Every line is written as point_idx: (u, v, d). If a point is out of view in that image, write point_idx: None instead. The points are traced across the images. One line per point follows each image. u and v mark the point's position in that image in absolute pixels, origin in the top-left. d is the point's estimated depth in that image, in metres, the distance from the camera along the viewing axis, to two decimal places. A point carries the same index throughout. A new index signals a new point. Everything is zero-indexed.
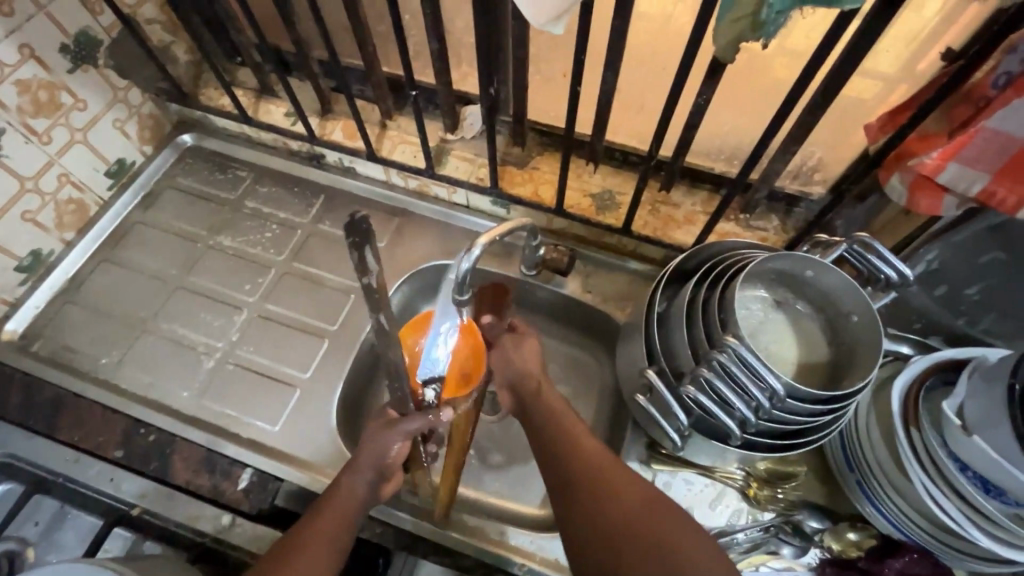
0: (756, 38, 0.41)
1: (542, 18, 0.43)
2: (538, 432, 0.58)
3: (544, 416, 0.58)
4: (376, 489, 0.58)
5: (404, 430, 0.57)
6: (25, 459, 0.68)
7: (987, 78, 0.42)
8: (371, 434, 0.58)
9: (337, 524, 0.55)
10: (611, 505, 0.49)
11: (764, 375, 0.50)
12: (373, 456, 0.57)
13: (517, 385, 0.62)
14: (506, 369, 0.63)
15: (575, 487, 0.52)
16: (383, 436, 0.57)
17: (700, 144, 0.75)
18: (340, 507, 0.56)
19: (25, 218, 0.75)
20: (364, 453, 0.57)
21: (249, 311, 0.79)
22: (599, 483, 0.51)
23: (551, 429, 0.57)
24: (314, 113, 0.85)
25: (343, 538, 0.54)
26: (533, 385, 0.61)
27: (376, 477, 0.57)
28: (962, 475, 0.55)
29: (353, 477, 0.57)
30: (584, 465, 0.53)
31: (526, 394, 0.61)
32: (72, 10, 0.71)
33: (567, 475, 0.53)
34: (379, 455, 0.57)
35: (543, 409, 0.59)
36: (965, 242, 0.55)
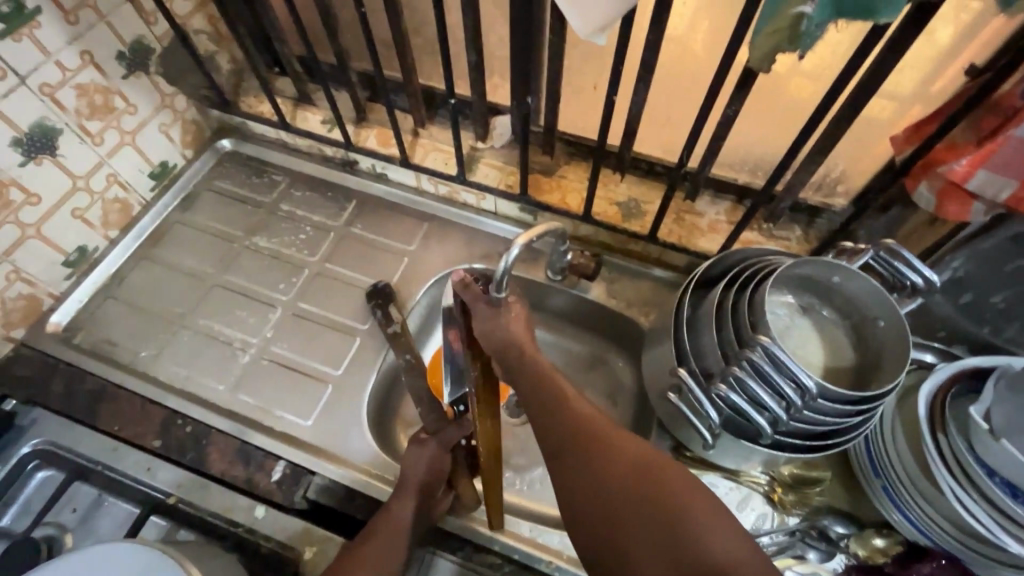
0: (793, 50, 0.43)
1: (587, 29, 0.45)
2: (530, 398, 0.56)
3: (531, 380, 0.56)
4: (425, 509, 0.62)
5: (438, 439, 0.66)
6: (67, 447, 0.71)
7: (1014, 89, 0.43)
8: (411, 454, 0.65)
9: (384, 548, 0.58)
10: (614, 475, 0.48)
11: (797, 374, 0.51)
12: (418, 473, 0.63)
13: (500, 353, 0.57)
14: (490, 339, 0.56)
15: (573, 456, 0.50)
16: (425, 455, 0.65)
17: (725, 155, 0.78)
18: (387, 530, 0.59)
19: (75, 215, 0.78)
20: (408, 462, 0.64)
21: (282, 309, 0.81)
22: (598, 453, 0.49)
23: (546, 399, 0.55)
24: (349, 121, 0.89)
25: (394, 554, 0.58)
26: (520, 353, 0.57)
27: (422, 496, 0.62)
28: (990, 481, 0.55)
29: (402, 499, 0.61)
30: (581, 435, 0.51)
31: (514, 365, 0.57)
32: (129, 20, 0.75)
33: (568, 445, 0.51)
34: (417, 470, 0.64)
35: (527, 373, 0.57)
36: (991, 250, 0.56)
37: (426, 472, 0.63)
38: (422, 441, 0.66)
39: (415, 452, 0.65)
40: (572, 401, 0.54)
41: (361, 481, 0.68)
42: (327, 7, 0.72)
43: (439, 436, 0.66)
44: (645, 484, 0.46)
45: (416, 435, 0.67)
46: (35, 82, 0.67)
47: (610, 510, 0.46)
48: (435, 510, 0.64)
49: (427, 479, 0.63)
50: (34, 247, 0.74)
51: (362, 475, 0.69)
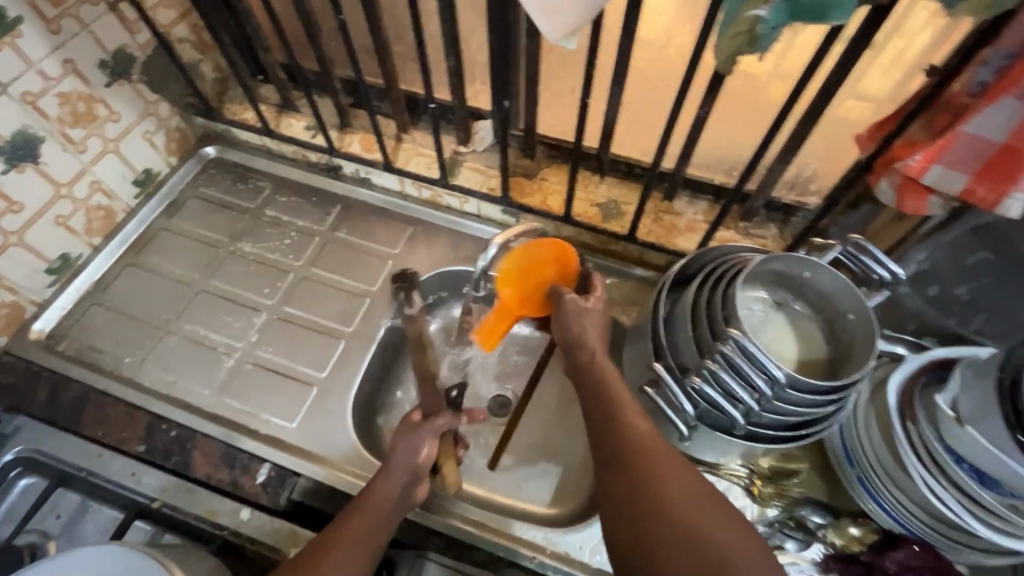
0: (753, 52, 0.44)
1: (557, 34, 0.46)
2: (593, 397, 0.58)
3: (595, 379, 0.60)
4: (409, 491, 0.60)
5: (428, 430, 0.62)
6: (49, 454, 0.70)
7: (963, 87, 0.45)
8: (403, 436, 0.62)
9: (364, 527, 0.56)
10: (665, 500, 0.48)
11: (768, 366, 0.53)
12: (406, 455, 0.61)
13: (571, 351, 0.64)
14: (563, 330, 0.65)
15: (624, 471, 0.52)
16: (416, 438, 0.62)
17: (701, 156, 0.80)
18: (371, 510, 0.57)
19: (57, 222, 0.78)
20: (398, 443, 0.62)
21: (267, 313, 0.82)
22: (652, 474, 0.50)
23: (606, 409, 0.57)
24: (333, 126, 0.90)
25: (374, 538, 0.56)
26: (590, 353, 0.62)
27: (406, 482, 0.60)
28: (958, 467, 0.57)
29: (383, 484, 0.59)
30: (636, 452, 0.52)
31: (581, 362, 0.62)
32: (112, 29, 0.76)
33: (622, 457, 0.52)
34: (408, 458, 0.60)
35: (593, 376, 0.60)
36: (952, 243, 0.58)
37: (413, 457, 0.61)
38: (416, 427, 0.62)
39: (408, 431, 0.62)
40: (632, 419, 0.55)
41: (346, 481, 0.69)
42: (308, 15, 0.73)
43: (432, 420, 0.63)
44: (693, 515, 0.47)
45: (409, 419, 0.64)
46: (16, 90, 0.68)
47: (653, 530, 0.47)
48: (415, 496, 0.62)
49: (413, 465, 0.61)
50: (15, 254, 0.74)
51: (347, 476, 0.69)
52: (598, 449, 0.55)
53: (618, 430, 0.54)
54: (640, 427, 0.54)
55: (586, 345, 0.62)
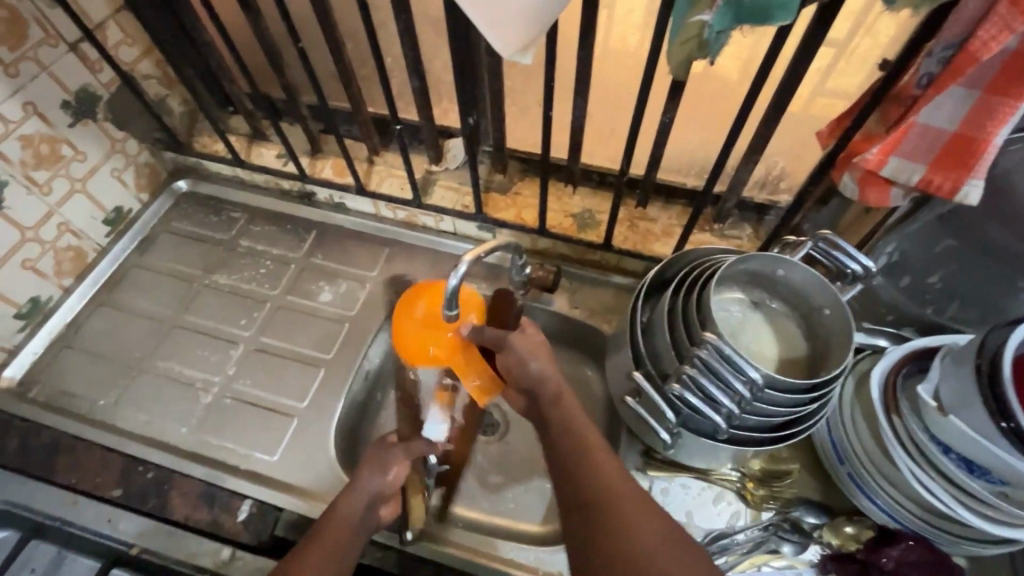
0: (704, 57, 0.44)
1: (510, 48, 0.45)
2: (556, 439, 0.56)
3: (561, 422, 0.57)
4: (373, 512, 0.60)
5: (403, 448, 0.64)
6: (21, 504, 0.68)
7: (911, 80, 0.45)
8: (372, 454, 0.63)
9: (334, 546, 0.54)
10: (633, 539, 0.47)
11: (745, 368, 0.52)
12: (375, 472, 0.61)
13: (535, 391, 0.60)
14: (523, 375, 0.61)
15: (591, 513, 0.50)
16: (387, 457, 0.63)
17: (671, 161, 0.80)
18: (339, 527, 0.56)
19: (25, 266, 0.77)
20: (366, 462, 0.63)
21: (244, 345, 0.81)
22: (621, 517, 0.49)
23: (572, 448, 0.55)
24: (304, 153, 0.90)
25: (346, 552, 0.54)
26: (557, 393, 0.59)
27: (371, 499, 0.60)
28: (946, 457, 0.57)
29: (349, 498, 0.59)
30: (600, 490, 0.51)
31: (545, 402, 0.59)
32: (73, 69, 0.75)
33: (587, 498, 0.51)
34: (377, 472, 0.62)
35: (562, 415, 0.57)
36: (921, 233, 0.58)
37: (380, 475, 0.61)
38: (385, 447, 0.64)
39: (378, 452, 0.64)
40: (596, 455, 0.54)
41: None
42: (270, 45, 0.73)
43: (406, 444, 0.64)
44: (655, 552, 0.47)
45: (382, 441, 0.66)
46: None
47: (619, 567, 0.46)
48: (380, 518, 0.61)
49: (382, 481, 0.61)
50: None
51: None
52: (564, 488, 0.53)
53: (585, 466, 0.53)
54: (606, 464, 0.53)
55: (554, 383, 0.59)
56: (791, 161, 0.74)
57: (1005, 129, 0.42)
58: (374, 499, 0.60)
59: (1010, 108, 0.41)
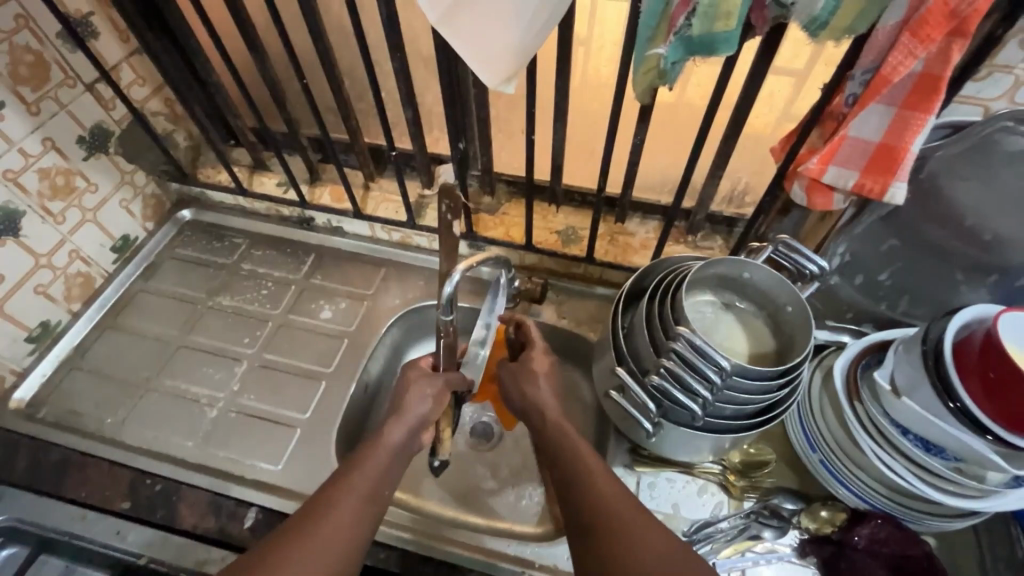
0: (664, 84, 0.51)
1: (496, 80, 0.53)
2: (560, 464, 0.57)
3: (562, 449, 0.58)
4: (410, 442, 0.62)
5: (444, 378, 0.67)
6: (30, 521, 0.70)
7: (840, 100, 0.52)
8: (416, 381, 0.67)
9: (369, 472, 0.57)
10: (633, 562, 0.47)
11: (716, 357, 0.57)
12: (421, 399, 0.65)
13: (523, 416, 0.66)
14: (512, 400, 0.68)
15: (594, 537, 0.50)
16: (426, 387, 0.66)
17: (645, 180, 0.87)
18: (378, 459, 0.58)
19: (38, 292, 0.81)
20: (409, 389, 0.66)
21: (248, 362, 0.84)
22: (594, 484, 0.54)
23: (565, 451, 0.58)
24: (304, 181, 0.96)
25: (379, 480, 0.57)
26: (543, 418, 0.63)
27: (414, 425, 0.63)
28: (904, 438, 0.62)
29: (397, 426, 0.61)
30: (601, 515, 0.51)
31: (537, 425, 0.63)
32: (89, 107, 0.81)
33: (589, 524, 0.51)
34: (419, 397, 0.65)
35: (561, 443, 0.59)
36: (866, 235, 0.65)
37: (422, 403, 0.65)
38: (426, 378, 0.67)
39: (417, 380, 0.67)
40: (599, 480, 0.54)
41: None
42: (275, 82, 0.80)
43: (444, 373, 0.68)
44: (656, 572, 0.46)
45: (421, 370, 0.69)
46: None
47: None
48: (421, 443, 0.65)
49: (425, 409, 0.64)
50: None
51: None
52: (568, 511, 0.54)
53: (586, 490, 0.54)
54: (609, 490, 0.53)
55: (540, 410, 0.63)
56: (753, 177, 0.82)
57: (920, 139, 0.49)
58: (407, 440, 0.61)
59: (922, 120, 0.48)
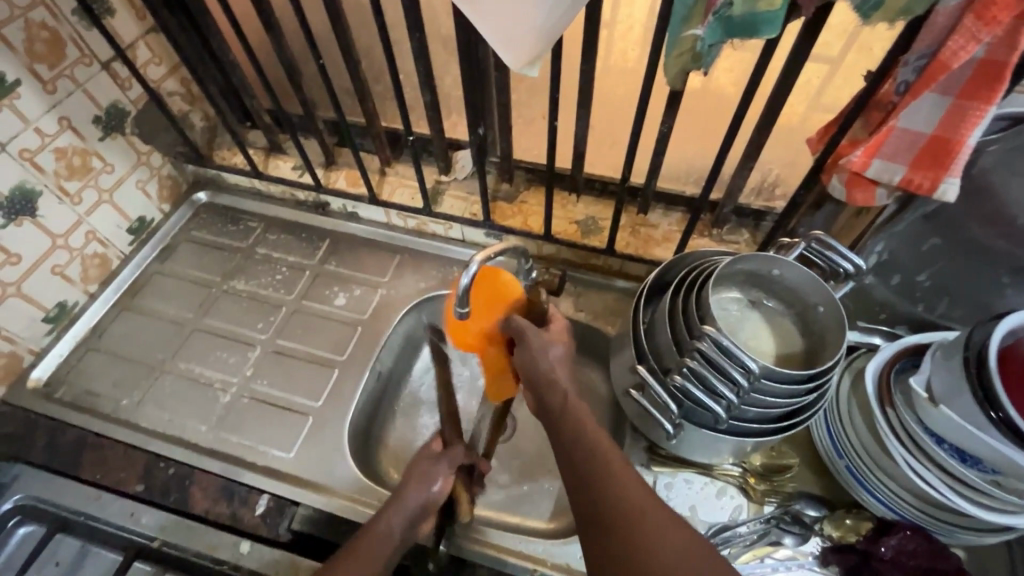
0: (698, 68, 0.48)
1: (519, 62, 0.50)
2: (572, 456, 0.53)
3: (575, 439, 0.54)
4: (411, 530, 0.60)
5: (447, 461, 0.66)
6: (48, 500, 0.71)
7: (890, 87, 0.48)
8: (422, 466, 0.65)
9: (369, 563, 0.55)
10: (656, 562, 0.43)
11: (743, 359, 0.54)
12: (422, 486, 0.63)
13: (539, 390, 0.60)
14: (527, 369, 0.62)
15: (609, 530, 0.47)
16: (430, 471, 0.64)
17: (670, 170, 0.84)
18: (375, 545, 0.56)
19: (54, 272, 0.81)
20: (413, 473, 0.64)
21: (261, 347, 0.84)
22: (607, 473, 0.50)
23: (574, 438, 0.54)
24: (319, 165, 0.94)
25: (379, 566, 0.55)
26: (560, 399, 0.58)
27: (413, 514, 0.61)
28: (940, 448, 0.59)
29: (395, 515, 0.59)
30: (618, 508, 0.47)
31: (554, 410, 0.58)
32: (105, 86, 0.80)
33: (605, 518, 0.48)
34: (424, 484, 0.63)
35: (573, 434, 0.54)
36: (907, 233, 0.61)
37: (426, 489, 0.63)
38: (433, 461, 0.66)
39: (418, 466, 0.65)
40: (616, 471, 0.50)
41: (344, 508, 0.69)
42: (290, 63, 0.78)
43: (448, 454, 0.66)
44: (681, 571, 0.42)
45: (426, 451, 0.67)
46: (14, 148, 0.71)
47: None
48: (422, 531, 0.62)
49: (427, 496, 0.62)
50: (13, 305, 0.77)
51: (347, 501, 0.70)
52: (579, 501, 0.50)
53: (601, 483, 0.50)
54: (627, 484, 0.49)
55: (557, 390, 0.59)
56: (785, 168, 0.78)
57: (978, 131, 0.45)
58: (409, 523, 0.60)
59: (982, 111, 0.44)
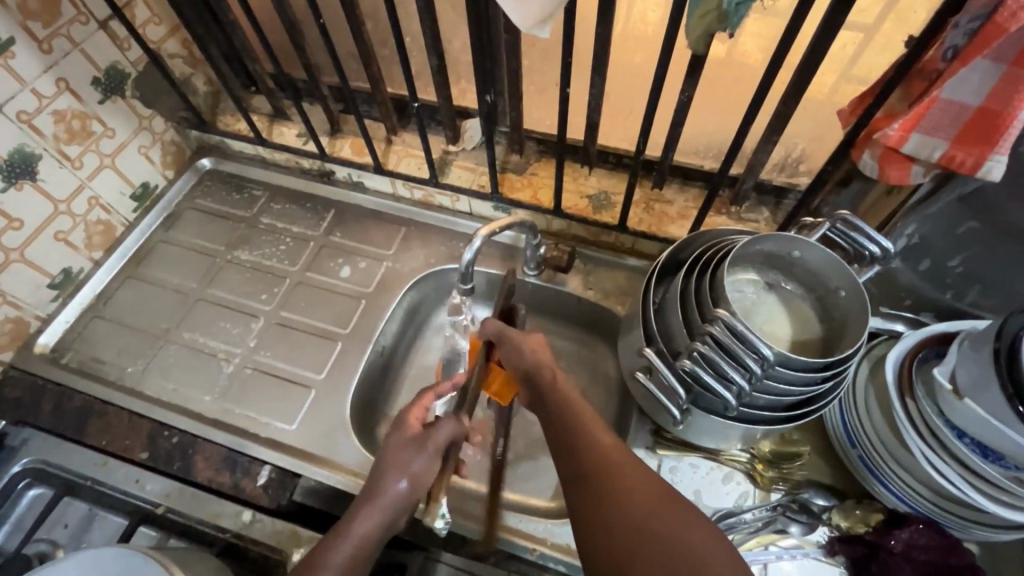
0: (723, 30, 0.44)
1: (529, 22, 0.46)
2: (559, 422, 0.53)
3: (562, 410, 0.54)
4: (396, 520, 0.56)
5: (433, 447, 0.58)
6: (56, 464, 0.73)
7: (936, 53, 0.44)
8: (396, 449, 0.58)
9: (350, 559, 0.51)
10: (640, 525, 0.43)
11: (757, 345, 0.52)
12: (398, 475, 0.56)
13: (531, 376, 0.59)
14: (518, 363, 0.61)
15: (592, 495, 0.47)
16: (398, 455, 0.57)
17: (688, 143, 0.80)
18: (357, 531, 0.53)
19: (58, 238, 0.80)
20: (385, 462, 0.57)
21: (265, 319, 0.83)
22: (591, 443, 0.50)
23: (564, 412, 0.54)
24: (324, 133, 0.91)
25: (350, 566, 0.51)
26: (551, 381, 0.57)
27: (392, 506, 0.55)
28: (960, 442, 0.56)
29: (370, 513, 0.54)
30: (603, 472, 0.47)
31: (544, 389, 0.57)
32: (103, 46, 0.77)
33: (588, 486, 0.47)
34: (400, 468, 0.56)
35: (560, 405, 0.54)
36: (942, 214, 0.57)
37: (403, 478, 0.56)
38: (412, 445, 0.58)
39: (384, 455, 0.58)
40: (599, 437, 0.50)
41: (344, 483, 0.69)
42: (292, 23, 0.74)
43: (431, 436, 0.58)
44: (661, 532, 0.42)
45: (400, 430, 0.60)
46: (12, 110, 0.70)
47: (618, 559, 0.42)
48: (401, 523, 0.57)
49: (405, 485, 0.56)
50: (18, 270, 0.76)
51: (346, 476, 0.69)
52: (564, 467, 0.50)
53: (585, 447, 0.50)
54: (614, 453, 0.49)
55: (551, 372, 0.58)
56: (811, 143, 0.73)
57: None
58: (372, 529, 0.53)
59: None
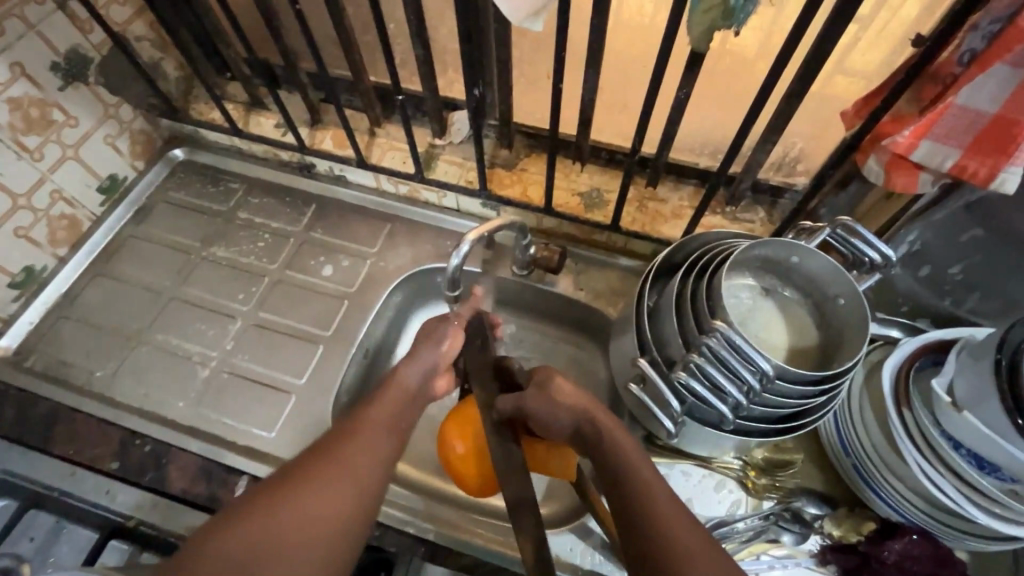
0: (728, 26, 0.42)
1: (519, 14, 0.43)
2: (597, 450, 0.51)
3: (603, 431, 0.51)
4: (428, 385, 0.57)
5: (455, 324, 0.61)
6: (19, 474, 0.67)
7: (951, 57, 0.42)
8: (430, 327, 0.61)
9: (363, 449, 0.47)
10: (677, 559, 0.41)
11: (755, 358, 0.50)
12: (432, 344, 0.59)
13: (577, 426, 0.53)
14: (555, 425, 0.54)
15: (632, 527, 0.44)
16: (437, 328, 0.61)
17: (684, 139, 0.77)
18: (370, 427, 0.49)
19: (18, 234, 0.75)
20: (423, 336, 0.61)
21: (243, 320, 0.80)
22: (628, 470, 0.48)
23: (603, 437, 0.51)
24: (303, 123, 0.87)
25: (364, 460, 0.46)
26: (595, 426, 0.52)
27: (429, 369, 0.58)
28: (956, 453, 0.55)
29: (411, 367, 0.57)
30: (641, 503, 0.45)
31: (584, 426, 0.53)
32: (62, 29, 0.72)
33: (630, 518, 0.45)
34: (432, 342, 0.59)
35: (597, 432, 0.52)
36: (946, 220, 0.55)
37: (437, 346, 0.59)
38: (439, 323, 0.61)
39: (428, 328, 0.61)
40: (637, 464, 0.48)
41: None
42: (266, 6, 0.70)
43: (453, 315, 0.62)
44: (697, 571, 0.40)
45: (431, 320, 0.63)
46: None
47: None
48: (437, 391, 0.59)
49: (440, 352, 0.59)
50: None
51: None
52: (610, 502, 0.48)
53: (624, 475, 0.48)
54: (651, 485, 0.46)
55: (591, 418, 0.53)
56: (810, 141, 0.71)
57: None
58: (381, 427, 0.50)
59: None
